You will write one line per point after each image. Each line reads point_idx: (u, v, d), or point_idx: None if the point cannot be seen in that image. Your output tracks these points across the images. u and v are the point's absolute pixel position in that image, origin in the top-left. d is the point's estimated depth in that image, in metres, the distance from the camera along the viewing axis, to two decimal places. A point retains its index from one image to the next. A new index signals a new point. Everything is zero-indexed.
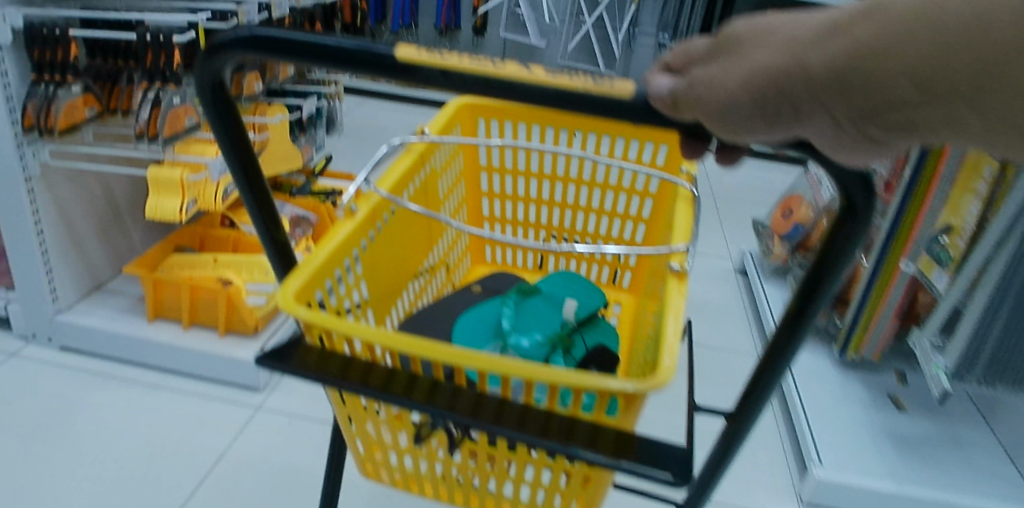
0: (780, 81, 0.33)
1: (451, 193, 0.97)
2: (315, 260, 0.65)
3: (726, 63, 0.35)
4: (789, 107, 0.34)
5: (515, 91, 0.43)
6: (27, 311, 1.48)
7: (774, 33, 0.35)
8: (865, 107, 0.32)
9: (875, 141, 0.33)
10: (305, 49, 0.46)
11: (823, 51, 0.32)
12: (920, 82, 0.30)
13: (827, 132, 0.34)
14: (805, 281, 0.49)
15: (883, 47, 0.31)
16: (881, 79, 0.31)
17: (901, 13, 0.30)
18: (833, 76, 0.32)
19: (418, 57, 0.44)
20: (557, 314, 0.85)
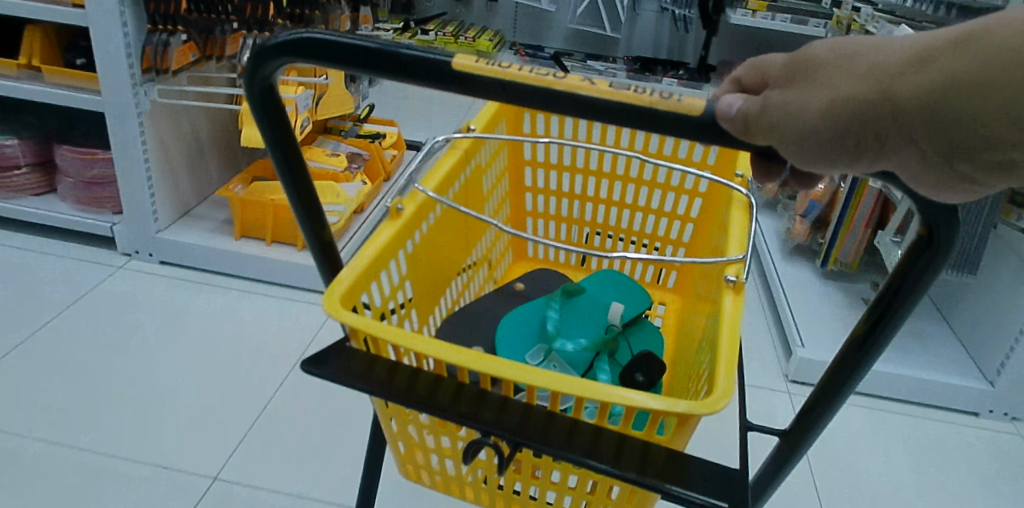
0: (867, 111, 0.31)
1: (495, 188, 0.97)
2: (361, 261, 0.65)
3: (807, 88, 0.33)
4: (874, 141, 0.32)
5: (580, 105, 0.42)
6: (130, 227, 1.66)
7: (860, 56, 0.33)
8: (961, 144, 0.30)
9: (967, 180, 0.31)
10: (352, 54, 0.46)
11: (913, 82, 0.30)
12: (1021, 123, 0.29)
13: (912, 167, 0.32)
14: (880, 295, 0.47)
15: (983, 81, 0.29)
16: (979, 117, 0.29)
17: (1002, 46, 0.29)
18: (925, 108, 0.30)
19: (477, 67, 0.43)
20: (603, 317, 0.85)
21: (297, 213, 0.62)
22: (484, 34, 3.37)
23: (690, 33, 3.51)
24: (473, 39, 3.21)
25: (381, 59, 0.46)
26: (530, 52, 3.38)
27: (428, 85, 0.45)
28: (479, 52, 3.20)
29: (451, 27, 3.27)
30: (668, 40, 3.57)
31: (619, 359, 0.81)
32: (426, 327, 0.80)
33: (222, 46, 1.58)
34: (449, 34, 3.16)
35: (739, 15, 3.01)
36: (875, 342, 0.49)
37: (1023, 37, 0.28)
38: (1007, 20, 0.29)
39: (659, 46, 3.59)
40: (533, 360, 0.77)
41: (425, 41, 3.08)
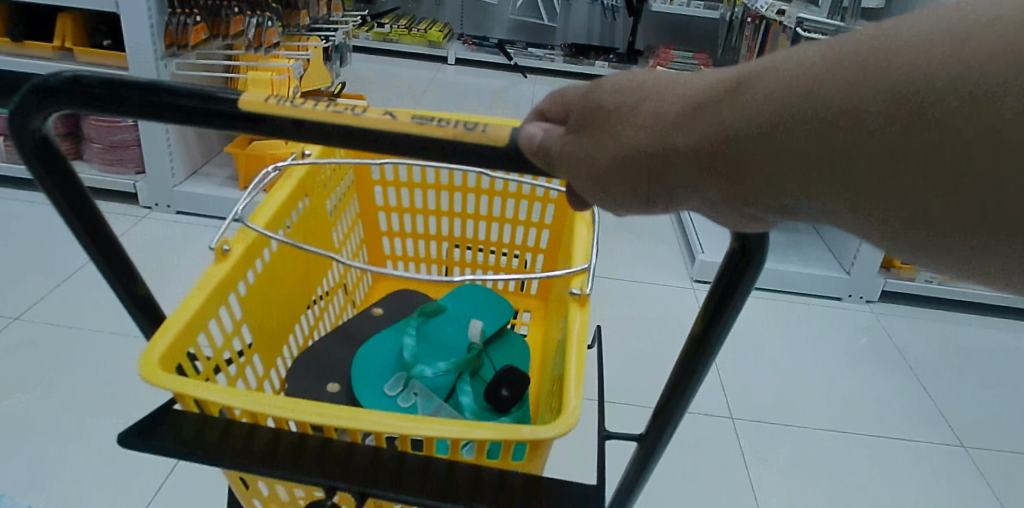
0: (651, 162, 0.34)
1: (342, 211, 0.92)
2: (183, 314, 0.58)
3: (601, 139, 0.35)
4: (663, 189, 0.35)
5: (382, 143, 0.39)
6: (151, 181, 1.74)
7: (644, 103, 0.35)
8: (738, 193, 0.33)
9: (753, 218, 0.34)
10: (127, 102, 0.40)
11: (690, 133, 0.33)
12: (787, 177, 0.31)
13: (705, 209, 0.35)
14: (705, 306, 0.49)
15: (750, 136, 0.31)
16: (752, 166, 0.31)
17: (763, 101, 0.31)
18: (704, 163, 0.33)
19: (266, 106, 0.39)
20: (464, 334, 0.84)
21: (105, 275, 0.55)
22: (435, 26, 3.59)
23: (617, 20, 3.73)
24: (425, 30, 3.47)
25: (162, 104, 0.40)
26: (478, 41, 3.59)
27: (220, 129, 0.40)
28: (431, 44, 3.48)
29: (405, 22, 3.54)
30: (599, 26, 3.77)
31: (483, 375, 0.80)
32: (274, 370, 0.75)
33: (229, 26, 1.68)
34: (403, 28, 3.47)
35: (659, 2, 3.33)
36: (708, 345, 0.51)
37: (783, 91, 0.30)
38: (770, 70, 0.31)
39: (592, 33, 3.79)
40: (393, 389, 0.74)
41: (380, 35, 3.46)
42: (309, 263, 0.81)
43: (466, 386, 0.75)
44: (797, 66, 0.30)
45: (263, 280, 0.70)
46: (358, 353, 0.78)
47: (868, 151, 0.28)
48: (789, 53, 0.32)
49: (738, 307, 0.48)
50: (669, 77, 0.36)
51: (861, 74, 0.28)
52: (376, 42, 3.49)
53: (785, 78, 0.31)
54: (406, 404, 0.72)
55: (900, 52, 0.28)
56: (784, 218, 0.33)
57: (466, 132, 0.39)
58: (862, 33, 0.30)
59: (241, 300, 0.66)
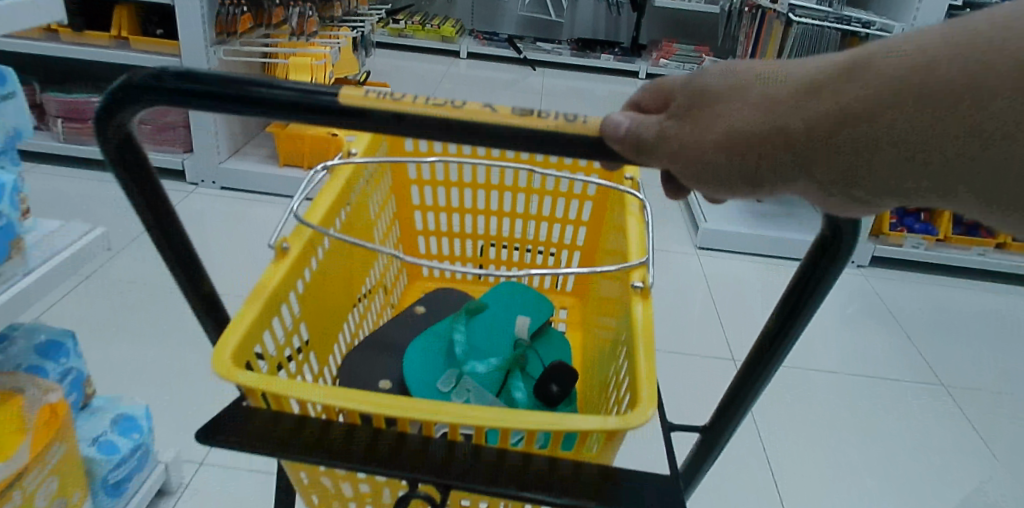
0: (759, 145, 0.31)
1: (381, 211, 0.92)
2: (247, 312, 0.58)
3: (703, 117, 0.33)
4: (773, 173, 0.32)
5: (481, 133, 0.39)
6: (197, 160, 1.89)
7: (752, 85, 0.32)
8: (852, 175, 0.30)
9: (863, 202, 0.31)
10: (225, 99, 0.41)
11: (803, 112, 0.30)
12: (907, 157, 0.29)
13: (813, 194, 0.32)
14: (785, 298, 0.49)
15: (869, 114, 0.29)
16: (865, 145, 0.29)
17: (887, 80, 0.29)
18: (818, 142, 0.30)
19: (367, 100, 0.40)
20: (510, 330, 0.84)
21: (173, 271, 0.54)
22: (447, 22, 3.66)
23: (622, 15, 3.76)
24: (437, 26, 3.53)
25: (261, 98, 0.40)
26: (489, 36, 3.64)
27: (315, 124, 0.41)
28: (443, 39, 3.53)
29: (418, 19, 3.60)
30: (605, 22, 3.82)
31: (531, 372, 0.80)
32: (327, 368, 0.75)
33: (271, 16, 1.91)
34: (416, 24, 3.53)
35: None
36: (785, 336, 0.51)
37: (904, 71, 0.29)
38: (887, 52, 0.30)
39: (597, 28, 3.84)
40: (445, 386, 0.74)
41: (395, 30, 3.50)
42: (355, 262, 0.81)
43: (518, 382, 0.75)
44: (914, 48, 0.29)
45: (315, 279, 0.70)
46: (407, 349, 0.78)
47: (989, 130, 0.28)
48: (901, 39, 0.30)
49: (820, 298, 0.48)
50: (779, 62, 0.34)
51: (980, 60, 0.28)
52: (392, 37, 3.54)
53: (904, 57, 0.29)
54: (459, 400, 0.72)
55: (1023, 31, 0.27)
56: (898, 204, 0.31)
57: (566, 123, 0.39)
58: (979, 19, 0.29)
59: (299, 298, 0.67)
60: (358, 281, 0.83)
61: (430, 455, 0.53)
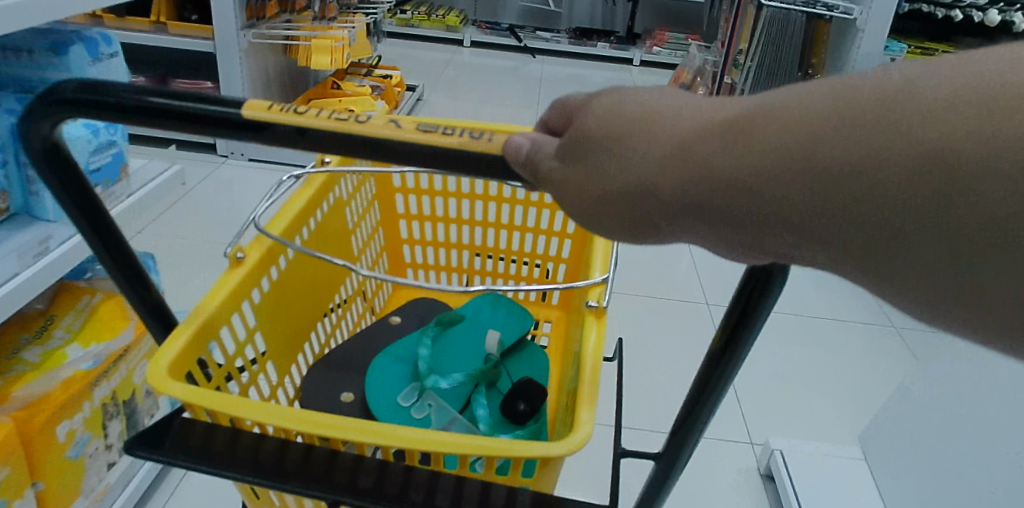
0: (634, 198, 0.31)
1: (362, 219, 0.92)
2: (195, 321, 0.58)
3: (590, 157, 0.33)
4: (652, 222, 0.32)
5: (384, 149, 0.38)
6: (227, 132, 2.01)
7: (633, 132, 0.32)
8: (731, 237, 0.30)
9: (748, 257, 0.31)
10: (137, 111, 0.40)
11: (672, 174, 0.30)
12: (789, 216, 0.28)
13: (699, 240, 0.32)
14: (727, 321, 0.46)
15: (745, 184, 0.28)
16: (741, 209, 0.29)
17: (759, 151, 0.28)
18: (693, 204, 0.30)
19: (270, 113, 0.39)
20: (481, 345, 0.82)
21: (115, 280, 0.54)
22: (451, 13, 3.79)
23: (619, 6, 3.94)
24: (443, 15, 3.67)
25: (169, 113, 0.40)
26: (491, 25, 3.78)
27: (221, 136, 0.40)
28: (448, 28, 3.68)
29: (422, 9, 3.74)
30: (602, 11, 3.95)
31: (500, 388, 0.79)
32: (289, 379, 0.74)
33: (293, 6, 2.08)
34: (422, 14, 3.67)
35: None
36: (729, 364, 0.48)
37: (783, 140, 0.28)
38: (770, 111, 0.29)
39: (594, 17, 3.97)
40: (407, 400, 0.73)
41: (403, 20, 3.64)
42: (326, 272, 0.81)
43: (481, 398, 0.74)
44: (796, 111, 0.28)
45: (277, 289, 0.70)
46: (374, 362, 0.77)
47: (865, 202, 0.26)
48: (794, 93, 0.29)
49: (762, 321, 0.45)
50: (672, 100, 0.33)
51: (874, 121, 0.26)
52: (399, 27, 3.67)
53: (790, 118, 0.28)
54: (421, 415, 0.71)
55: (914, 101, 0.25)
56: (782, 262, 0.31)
57: (472, 140, 0.38)
58: (873, 77, 0.28)
59: (256, 310, 0.66)
60: (330, 290, 0.82)
61: (363, 473, 0.52)
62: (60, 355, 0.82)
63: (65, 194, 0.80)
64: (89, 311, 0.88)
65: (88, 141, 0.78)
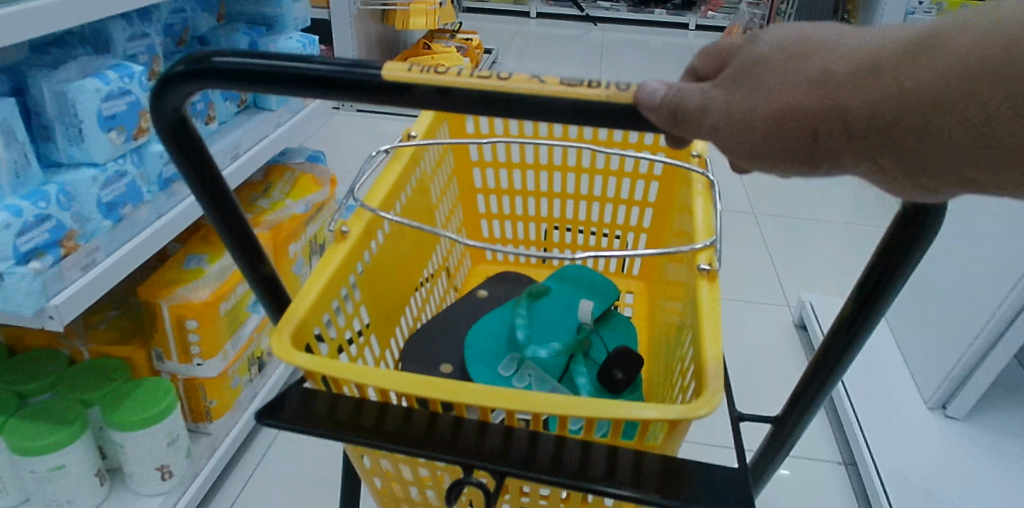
0: (817, 127, 0.30)
1: (443, 195, 0.92)
2: (308, 293, 0.60)
3: (755, 90, 0.31)
4: (829, 153, 0.30)
5: (531, 105, 0.38)
6: None
7: (810, 57, 0.31)
8: (919, 165, 0.29)
9: (929, 191, 0.30)
10: (271, 80, 0.41)
11: (865, 100, 0.29)
12: (974, 133, 0.28)
13: (871, 173, 0.31)
14: (867, 275, 0.45)
15: (946, 106, 0.28)
16: (930, 133, 0.28)
17: (952, 61, 0.28)
18: (878, 125, 0.29)
19: (409, 74, 0.39)
20: (572, 315, 0.82)
21: (233, 253, 0.56)
22: None
23: None
24: None
25: (305, 78, 0.40)
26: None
27: (363, 99, 0.40)
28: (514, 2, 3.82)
29: None
30: None
31: (595, 356, 0.78)
32: (388, 351, 0.76)
33: None
34: None
35: None
36: (866, 320, 0.47)
37: (974, 58, 0.27)
38: (962, 42, 0.28)
39: None
40: (507, 370, 0.73)
41: None
42: (415, 245, 0.82)
43: (581, 366, 0.74)
44: (985, 27, 0.28)
45: (375, 262, 0.71)
46: (469, 331, 0.78)
47: None
48: (981, 14, 0.29)
49: (911, 269, 0.44)
50: (849, 31, 0.31)
51: None
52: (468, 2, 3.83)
53: (973, 36, 0.28)
54: (522, 385, 0.71)
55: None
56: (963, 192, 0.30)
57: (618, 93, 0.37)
58: None
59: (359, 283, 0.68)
60: (419, 264, 0.83)
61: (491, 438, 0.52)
62: (282, 204, 1.20)
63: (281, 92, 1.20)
64: (294, 180, 1.26)
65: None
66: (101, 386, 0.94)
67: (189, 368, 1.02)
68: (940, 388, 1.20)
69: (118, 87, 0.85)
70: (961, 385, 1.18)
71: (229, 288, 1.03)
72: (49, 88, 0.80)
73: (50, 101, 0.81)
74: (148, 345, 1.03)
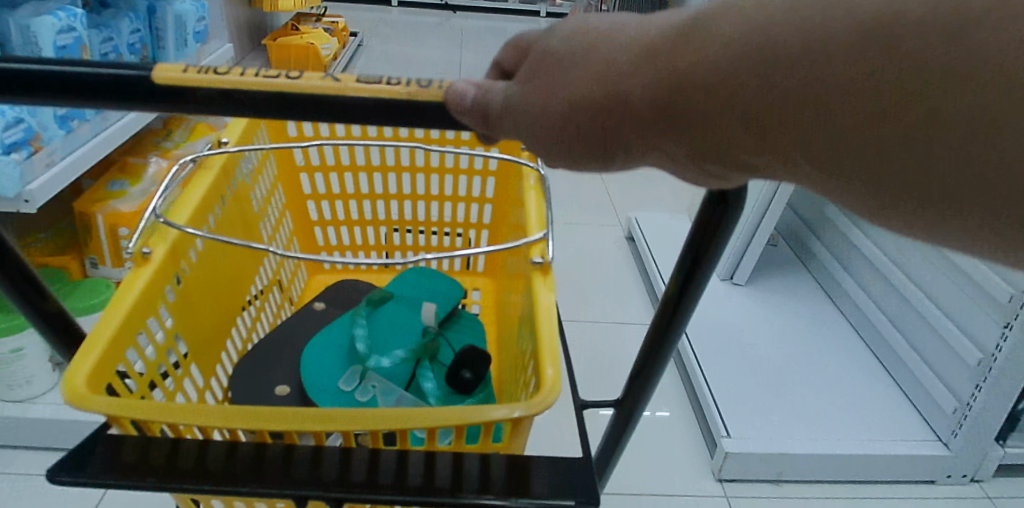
0: (598, 116, 0.29)
1: (268, 203, 0.85)
2: (107, 327, 0.52)
3: (549, 76, 0.30)
4: (616, 142, 0.30)
5: (329, 107, 0.35)
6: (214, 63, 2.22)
7: (599, 47, 0.30)
8: (707, 154, 0.28)
9: (718, 177, 0.30)
10: (12, 86, 0.34)
11: (652, 86, 0.28)
12: (750, 122, 0.26)
13: (664, 164, 0.30)
14: (680, 262, 0.46)
15: (727, 90, 0.26)
16: (719, 126, 0.27)
17: (732, 44, 0.26)
18: (663, 110, 0.28)
19: (184, 77, 0.34)
20: (415, 318, 0.80)
21: (3, 289, 0.48)
22: None
23: None
24: None
25: (58, 81, 0.34)
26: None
27: (142, 108, 0.35)
28: None
29: None
30: None
31: (442, 359, 0.77)
32: (214, 380, 0.69)
33: None
34: None
35: None
36: (685, 307, 0.48)
37: (750, 38, 0.26)
38: (734, 15, 0.27)
39: None
40: (348, 385, 0.69)
41: None
42: (240, 261, 0.75)
43: (427, 371, 0.72)
44: (761, 8, 0.26)
45: (190, 285, 0.64)
46: (308, 348, 0.73)
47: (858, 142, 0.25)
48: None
49: (724, 244, 0.44)
50: (630, 18, 0.31)
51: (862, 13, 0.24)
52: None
53: (745, 19, 0.26)
54: (365, 398, 0.68)
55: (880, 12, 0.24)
56: (754, 178, 0.29)
57: (421, 90, 0.35)
58: None
59: (170, 309, 0.60)
60: (244, 281, 0.76)
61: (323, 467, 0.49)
62: (168, 146, 1.34)
63: (181, 49, 1.34)
64: (187, 127, 1.42)
65: (191, 20, 1.35)
66: (41, 285, 1.05)
67: (121, 270, 1.19)
68: (727, 262, 1.43)
69: (66, 24, 0.96)
70: (741, 256, 1.41)
71: (151, 203, 1.20)
72: (13, 20, 0.91)
73: (14, 32, 0.92)
74: (82, 254, 1.20)
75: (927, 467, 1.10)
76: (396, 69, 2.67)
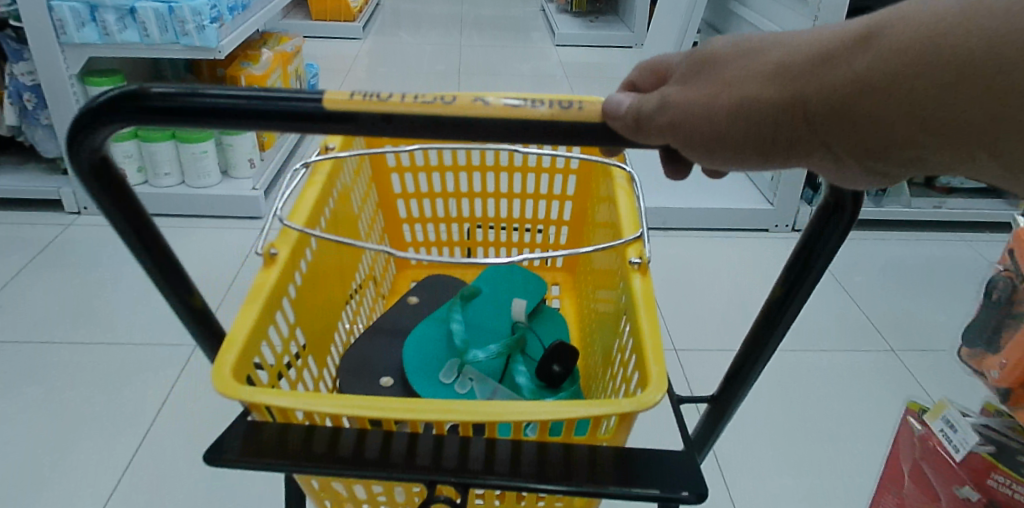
0: (776, 118, 0.32)
1: (365, 203, 0.91)
2: (241, 325, 0.57)
3: (711, 85, 0.33)
4: (786, 144, 0.32)
5: (477, 128, 0.38)
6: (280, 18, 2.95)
7: (761, 55, 0.33)
8: (874, 146, 0.31)
9: (878, 173, 0.33)
10: (211, 117, 0.38)
11: (824, 85, 0.31)
12: (926, 121, 0.29)
13: (826, 164, 0.33)
14: (793, 261, 0.47)
15: (895, 88, 0.29)
16: (884, 124, 0.30)
17: (900, 47, 0.29)
18: (840, 111, 0.30)
19: (352, 104, 0.38)
20: (506, 314, 0.84)
21: (160, 288, 0.52)
22: None
23: None
24: None
25: (245, 113, 0.38)
26: None
27: (292, 130, 0.38)
28: None
29: None
30: None
31: (532, 353, 0.80)
32: (326, 370, 0.74)
33: None
34: None
35: None
36: (796, 299, 0.48)
37: (917, 40, 0.29)
38: (899, 19, 0.30)
39: None
40: (447, 378, 0.73)
41: None
42: (345, 259, 0.80)
43: (520, 365, 0.76)
44: (934, 17, 0.29)
45: (305, 285, 0.68)
46: (407, 341, 0.78)
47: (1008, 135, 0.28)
48: (917, 3, 0.30)
49: (832, 253, 0.45)
50: (787, 32, 0.34)
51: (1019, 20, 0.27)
52: None
53: (916, 25, 0.29)
54: (464, 390, 0.72)
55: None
56: (912, 173, 0.32)
57: (561, 110, 0.38)
58: None
59: (293, 305, 0.65)
60: (349, 278, 0.81)
61: (445, 456, 0.53)
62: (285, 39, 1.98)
63: None
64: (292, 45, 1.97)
65: None
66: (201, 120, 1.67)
67: None
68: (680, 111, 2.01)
69: None
70: None
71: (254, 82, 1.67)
72: None
73: None
74: None
75: (765, 218, 1.72)
76: (409, 28, 3.22)
